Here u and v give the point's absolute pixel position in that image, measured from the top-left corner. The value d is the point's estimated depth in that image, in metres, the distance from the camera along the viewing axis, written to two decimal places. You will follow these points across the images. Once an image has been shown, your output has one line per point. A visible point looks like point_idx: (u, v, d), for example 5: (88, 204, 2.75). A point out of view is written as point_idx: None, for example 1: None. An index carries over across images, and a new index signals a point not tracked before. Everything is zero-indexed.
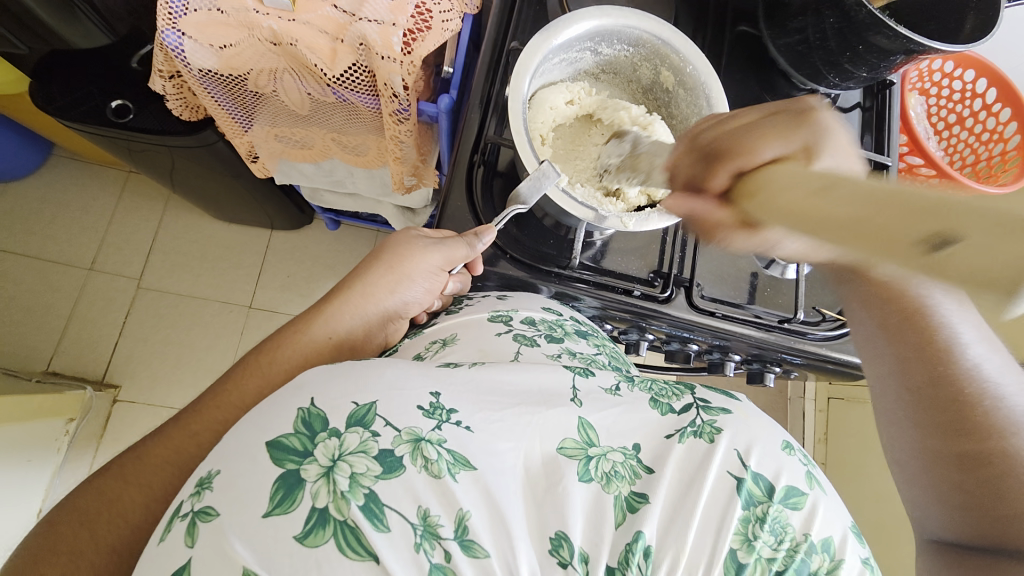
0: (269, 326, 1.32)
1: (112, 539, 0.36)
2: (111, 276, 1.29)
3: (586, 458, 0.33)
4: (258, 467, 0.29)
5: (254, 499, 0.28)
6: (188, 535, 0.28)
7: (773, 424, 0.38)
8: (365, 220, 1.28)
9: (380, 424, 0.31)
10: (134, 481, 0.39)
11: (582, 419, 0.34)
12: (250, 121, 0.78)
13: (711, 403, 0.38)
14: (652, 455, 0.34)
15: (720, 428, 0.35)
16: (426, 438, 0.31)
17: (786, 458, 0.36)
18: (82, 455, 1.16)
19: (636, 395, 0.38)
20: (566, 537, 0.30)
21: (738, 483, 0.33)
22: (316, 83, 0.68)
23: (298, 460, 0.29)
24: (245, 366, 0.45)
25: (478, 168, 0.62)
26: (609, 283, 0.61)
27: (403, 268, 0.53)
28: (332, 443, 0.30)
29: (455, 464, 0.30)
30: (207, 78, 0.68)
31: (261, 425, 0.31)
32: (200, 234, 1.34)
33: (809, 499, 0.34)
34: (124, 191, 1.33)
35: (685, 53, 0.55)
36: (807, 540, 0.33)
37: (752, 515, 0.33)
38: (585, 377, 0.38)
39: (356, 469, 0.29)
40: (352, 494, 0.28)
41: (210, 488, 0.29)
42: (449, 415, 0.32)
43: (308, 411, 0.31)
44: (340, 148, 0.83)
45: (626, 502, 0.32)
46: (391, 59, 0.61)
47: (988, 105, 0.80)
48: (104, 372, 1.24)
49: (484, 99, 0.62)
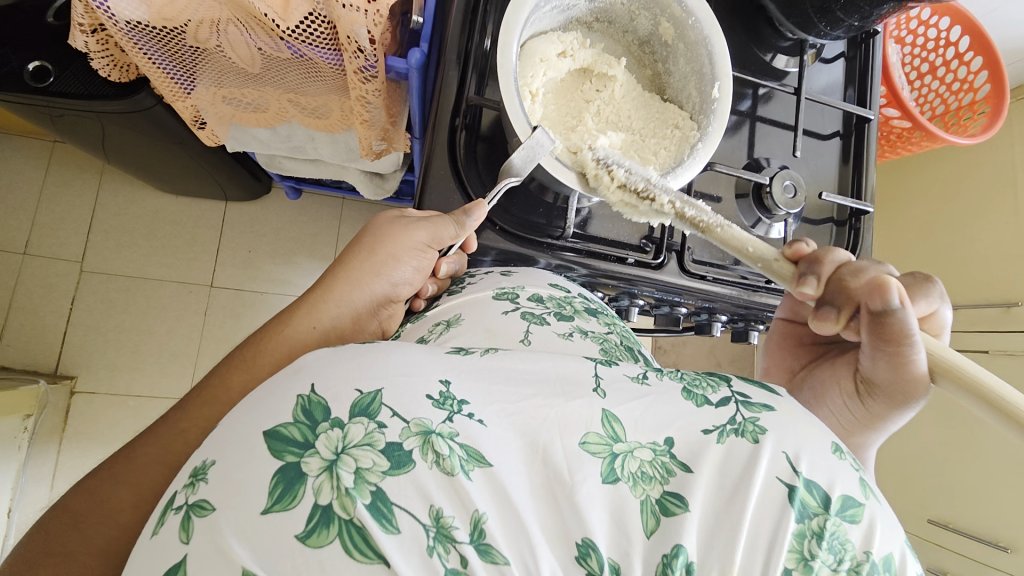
0: (234, 306, 1.25)
1: (102, 542, 0.33)
2: (49, 259, 1.18)
3: (612, 457, 0.31)
4: (257, 460, 0.26)
5: (249, 491, 0.26)
6: (182, 531, 0.26)
7: (819, 425, 0.35)
8: (329, 188, 1.20)
9: (387, 414, 0.29)
10: (119, 484, 0.35)
11: (605, 412, 0.32)
12: (192, 82, 0.69)
13: (751, 398, 0.36)
14: (687, 452, 0.32)
15: (764, 427, 0.33)
16: (436, 431, 0.29)
17: (837, 463, 0.33)
18: (47, 451, 1.10)
19: (666, 384, 0.36)
20: (593, 544, 0.29)
21: (789, 492, 0.31)
22: (268, 36, 0.61)
23: (299, 452, 0.27)
24: (231, 362, 0.42)
25: (461, 132, 0.57)
26: (601, 252, 0.60)
27: (386, 251, 0.51)
28: (335, 434, 0.28)
29: (468, 460, 0.29)
30: (137, 32, 0.59)
31: (261, 412, 0.28)
32: (146, 208, 1.23)
33: (866, 512, 0.31)
34: (51, 164, 1.19)
35: (688, 3, 0.52)
36: (869, 559, 0.30)
37: (807, 530, 0.30)
38: (609, 366, 0.37)
39: (362, 463, 0.27)
40: (358, 492, 0.26)
41: (205, 480, 0.27)
42: (460, 406, 0.30)
43: (309, 399, 0.29)
44: (298, 110, 0.76)
45: (658, 506, 0.30)
46: (354, 7, 0.54)
47: (960, 54, 0.80)
48: (56, 364, 1.15)
49: (461, 55, 0.57)
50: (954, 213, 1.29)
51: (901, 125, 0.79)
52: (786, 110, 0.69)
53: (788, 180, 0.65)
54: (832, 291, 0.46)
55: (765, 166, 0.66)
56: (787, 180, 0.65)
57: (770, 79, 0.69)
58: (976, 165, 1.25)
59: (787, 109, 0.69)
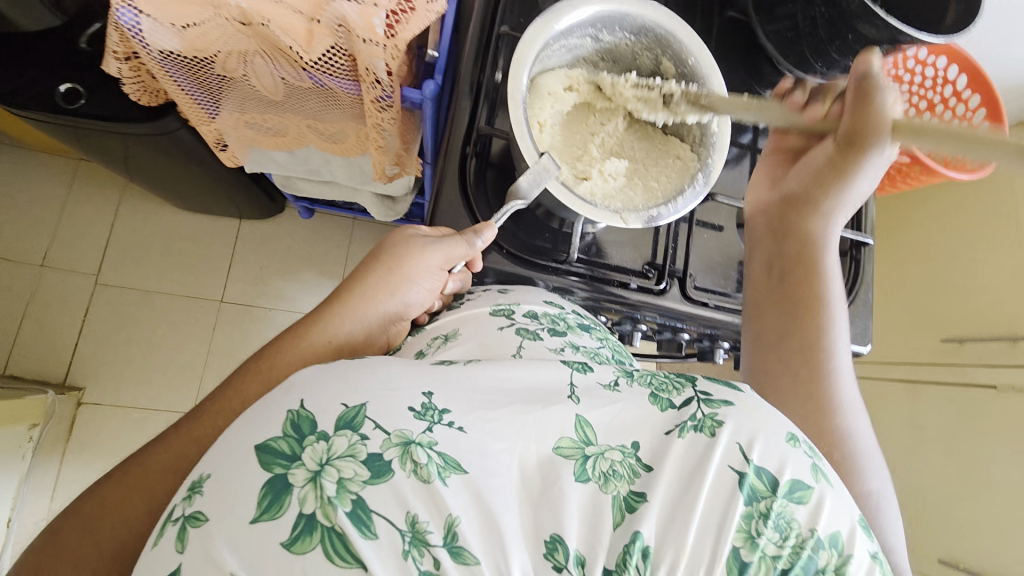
0: (242, 322, 1.27)
1: (114, 540, 0.34)
2: (66, 272, 1.21)
3: (583, 458, 0.32)
4: (249, 472, 0.27)
5: (240, 502, 0.27)
6: (178, 542, 0.27)
7: (777, 414, 0.35)
8: (340, 208, 1.23)
9: (370, 426, 0.29)
10: (122, 489, 0.36)
11: (578, 417, 0.33)
12: (216, 107, 0.73)
13: (712, 395, 0.35)
14: (651, 452, 0.33)
15: (721, 420, 0.33)
16: (416, 441, 0.29)
17: (790, 448, 0.33)
18: (49, 461, 1.10)
19: (635, 390, 0.36)
20: (560, 539, 0.29)
21: (739, 478, 0.31)
22: (291, 67, 0.64)
23: (286, 464, 0.28)
24: (246, 373, 0.43)
25: (471, 160, 0.60)
26: (605, 276, 0.61)
27: (403, 270, 0.52)
28: (320, 447, 0.28)
29: (445, 467, 0.29)
30: (169, 61, 0.63)
31: (254, 427, 0.29)
32: (162, 225, 1.26)
33: (816, 494, 0.31)
34: (75, 181, 1.24)
35: (688, 44, 0.55)
36: (815, 535, 0.31)
37: (756, 512, 0.31)
38: (585, 373, 0.38)
39: (344, 474, 0.28)
40: (339, 501, 0.27)
41: (201, 492, 0.28)
42: (441, 415, 0.31)
43: (298, 413, 0.29)
44: (315, 135, 0.79)
45: (624, 503, 0.31)
46: (373, 42, 0.57)
47: (958, 92, 0.82)
48: (65, 375, 1.17)
49: (474, 85, 0.60)
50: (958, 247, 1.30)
51: (900, 160, 0.80)
52: None
53: None
54: (817, 94, 0.57)
55: None
56: None
57: None
58: (979, 200, 1.26)
59: None
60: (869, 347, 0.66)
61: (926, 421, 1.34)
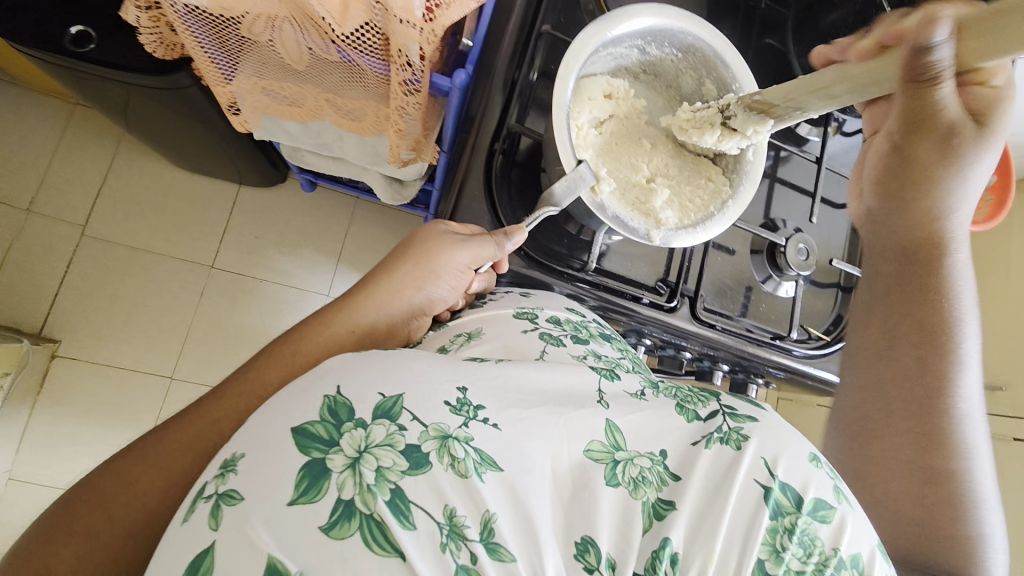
0: (232, 290, 1.24)
1: (128, 524, 0.33)
2: (52, 219, 1.16)
3: (614, 463, 0.31)
4: (282, 453, 0.27)
5: (281, 483, 0.26)
6: (212, 519, 0.26)
7: (800, 436, 0.35)
8: (346, 185, 1.21)
9: (407, 417, 0.29)
10: (135, 463, 0.35)
11: (609, 421, 0.33)
12: (234, 69, 0.70)
13: (737, 410, 0.35)
14: (677, 461, 0.33)
15: (746, 435, 0.33)
16: (453, 435, 0.29)
17: (813, 470, 0.33)
18: (18, 411, 1.06)
19: (662, 401, 0.36)
20: (592, 542, 0.29)
21: (764, 492, 0.31)
22: (320, 38, 0.62)
23: (324, 449, 0.27)
24: (270, 355, 0.42)
25: (498, 156, 0.59)
26: (617, 288, 0.61)
27: (430, 266, 0.50)
28: (359, 434, 0.28)
29: (482, 463, 0.29)
30: (192, 16, 0.61)
31: (287, 411, 0.29)
32: (159, 181, 1.22)
33: (837, 515, 0.31)
34: (70, 126, 1.19)
35: (734, 69, 0.55)
36: (837, 555, 0.30)
37: (779, 527, 0.31)
38: (611, 380, 0.38)
39: (382, 462, 0.27)
40: (379, 489, 0.26)
41: (235, 471, 0.27)
42: (476, 412, 0.31)
43: (334, 399, 0.29)
44: (333, 110, 0.77)
45: (653, 510, 0.31)
46: (410, 23, 0.56)
47: None
48: (42, 325, 1.13)
49: (508, 83, 0.59)
50: None
51: None
52: (804, 175, 0.72)
53: (801, 244, 0.67)
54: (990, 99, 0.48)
55: (781, 227, 0.68)
56: (801, 244, 0.67)
57: (791, 144, 0.72)
58: None
59: (806, 174, 0.72)
60: None
61: None
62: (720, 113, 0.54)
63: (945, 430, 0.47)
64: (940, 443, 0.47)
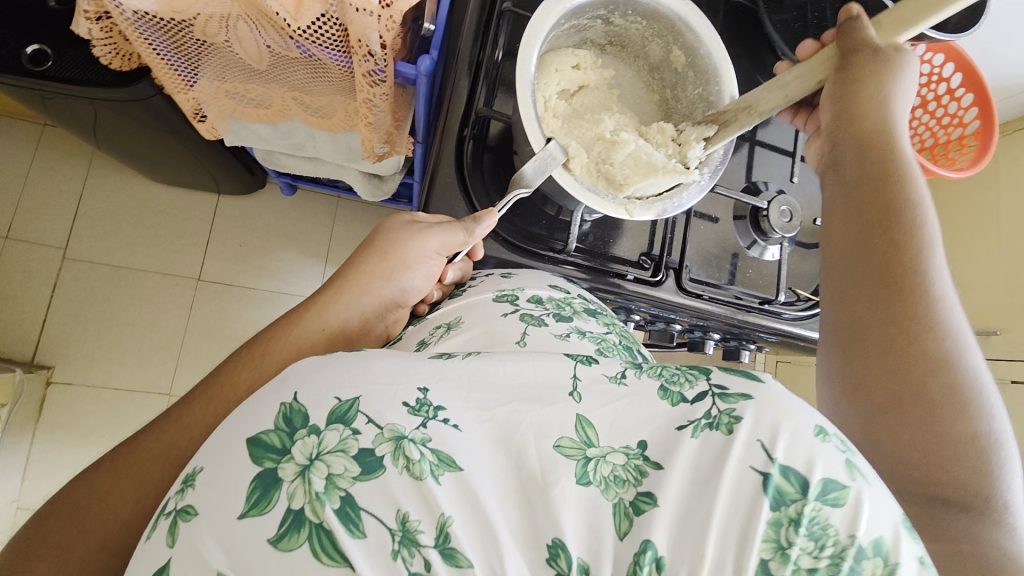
0: (220, 301, 1.23)
1: (101, 536, 0.33)
2: (31, 244, 1.15)
3: (585, 460, 0.31)
4: (237, 462, 0.28)
5: (232, 495, 0.27)
6: (168, 536, 0.27)
7: (805, 406, 0.32)
8: (325, 185, 1.19)
9: (362, 421, 0.29)
10: (114, 476, 0.35)
11: (580, 416, 0.33)
12: (196, 74, 0.68)
13: (728, 388, 0.33)
14: (660, 453, 0.32)
15: (739, 417, 0.31)
16: (409, 437, 0.29)
17: (819, 445, 0.30)
18: (19, 440, 1.06)
19: (644, 383, 0.35)
20: (562, 545, 0.29)
21: (762, 480, 0.29)
22: (278, 35, 0.60)
23: (276, 458, 0.28)
24: (236, 360, 0.41)
25: (469, 142, 0.58)
26: (603, 267, 0.61)
27: (398, 257, 0.50)
28: (311, 440, 0.28)
29: (439, 465, 0.29)
30: (143, 22, 0.58)
31: (247, 418, 0.30)
32: (136, 197, 1.20)
33: (852, 494, 0.29)
34: (39, 147, 1.16)
35: (701, 34, 0.53)
36: (855, 544, 0.28)
37: (784, 517, 0.28)
38: (589, 365, 0.36)
39: (334, 470, 0.28)
40: (328, 496, 0.27)
41: (193, 486, 0.28)
42: (436, 412, 0.31)
43: (290, 406, 0.29)
44: (301, 108, 0.76)
45: (630, 508, 0.30)
46: (367, 11, 0.54)
47: (952, 90, 0.82)
48: (33, 352, 1.12)
49: (473, 64, 0.58)
50: None
51: None
52: (783, 136, 0.71)
53: (783, 206, 0.66)
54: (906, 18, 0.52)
55: (763, 190, 0.67)
56: (783, 206, 0.66)
57: None
58: None
59: (784, 134, 0.71)
60: None
61: None
62: (676, 143, 0.56)
63: (932, 315, 0.39)
64: (920, 327, 0.39)
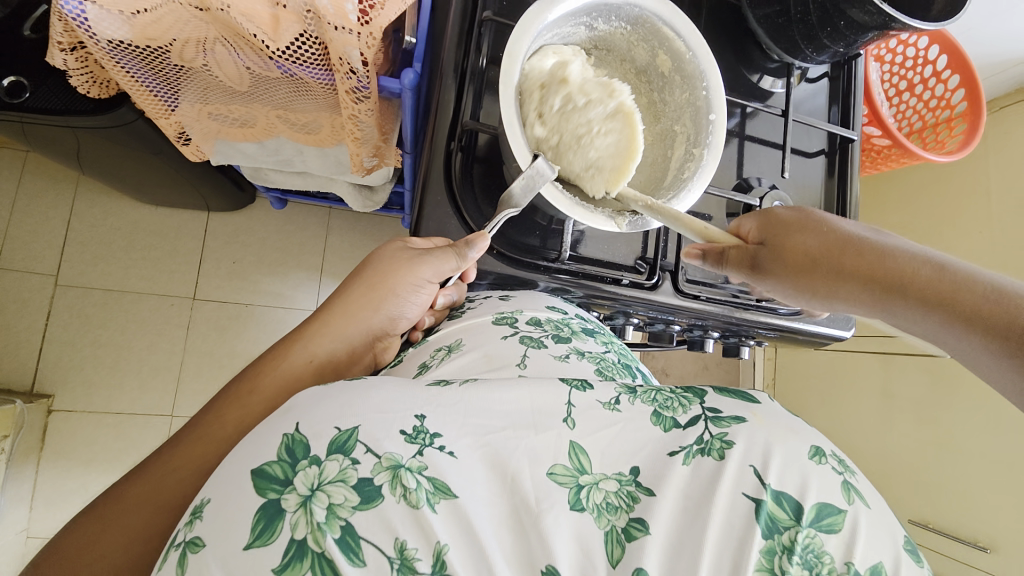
0: (217, 320, 1.22)
1: None
2: (22, 273, 1.14)
3: (577, 487, 0.32)
4: (243, 494, 0.28)
5: (235, 528, 0.27)
6: (179, 565, 0.27)
7: (799, 428, 0.34)
8: (316, 198, 1.18)
9: (361, 451, 0.29)
10: (109, 522, 0.35)
11: (572, 443, 0.33)
12: (176, 98, 0.67)
13: (721, 412, 0.35)
14: (651, 475, 0.33)
15: (731, 441, 0.33)
16: (406, 465, 0.30)
17: (814, 467, 0.32)
18: (24, 470, 1.06)
19: (637, 409, 0.36)
20: (555, 571, 0.29)
21: (756, 505, 0.30)
22: (257, 55, 0.59)
23: (279, 489, 0.28)
24: (229, 396, 0.41)
25: (457, 155, 0.57)
26: (596, 273, 0.60)
27: (387, 285, 0.50)
28: (312, 471, 0.28)
29: (434, 493, 0.30)
30: (120, 51, 0.57)
31: (251, 450, 0.30)
32: (125, 220, 1.19)
33: (848, 518, 0.30)
34: (23, 175, 1.15)
35: (686, 36, 0.53)
36: (852, 571, 0.29)
37: (778, 545, 0.29)
38: (583, 391, 0.36)
39: (334, 499, 0.28)
40: (328, 526, 0.27)
41: (202, 517, 0.28)
42: (432, 438, 0.31)
43: (293, 437, 0.29)
44: (287, 126, 0.75)
45: (623, 534, 0.31)
46: (346, 29, 0.53)
47: (938, 72, 0.81)
48: (32, 382, 1.12)
49: (459, 70, 0.57)
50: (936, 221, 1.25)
51: (881, 143, 0.81)
52: (773, 131, 0.71)
53: (777, 201, 0.67)
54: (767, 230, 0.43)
55: (755, 186, 0.67)
56: (776, 201, 0.67)
57: (756, 99, 0.70)
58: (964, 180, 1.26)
59: (773, 127, 0.71)
60: (851, 331, 0.68)
61: (900, 392, 1.31)
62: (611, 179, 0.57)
63: None
64: None
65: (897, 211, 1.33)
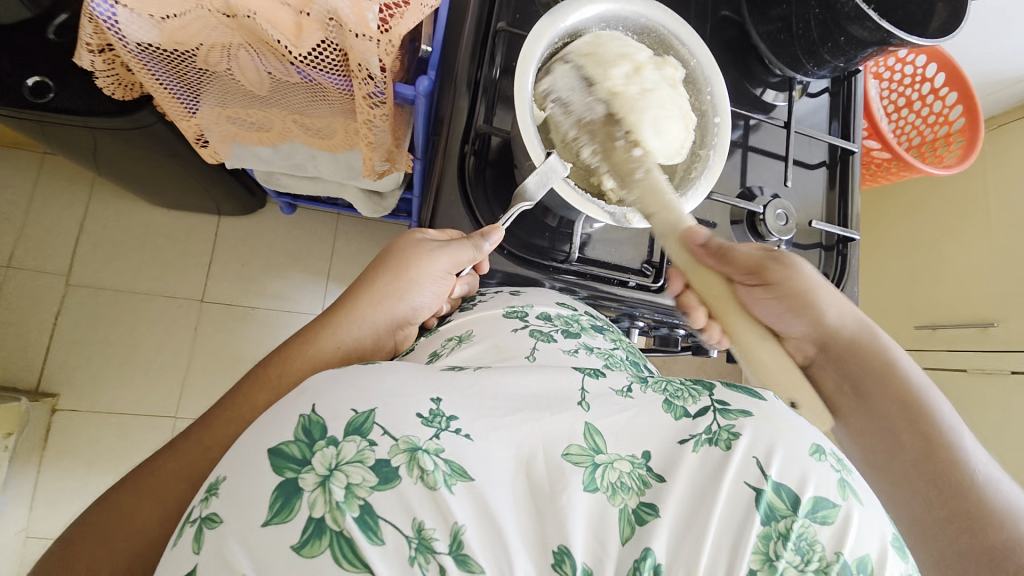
0: (224, 322, 1.23)
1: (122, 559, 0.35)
2: (33, 272, 1.15)
3: (593, 467, 0.32)
4: (259, 473, 0.28)
5: (253, 505, 0.27)
6: (195, 543, 0.28)
7: (802, 425, 0.35)
8: (325, 203, 1.20)
9: (378, 432, 0.30)
10: (129, 502, 0.36)
11: (588, 425, 0.34)
12: (197, 101, 0.69)
13: (729, 406, 0.36)
14: (663, 463, 0.33)
15: (738, 433, 0.34)
16: (423, 447, 0.30)
17: (814, 463, 0.32)
18: (27, 469, 1.06)
19: (649, 397, 0.37)
20: (568, 551, 0.30)
21: (756, 495, 0.31)
22: (279, 61, 0.62)
23: (297, 468, 0.28)
24: (254, 380, 0.42)
25: (470, 158, 0.59)
26: (604, 276, 0.62)
27: (410, 275, 0.51)
28: (329, 451, 0.29)
29: (452, 475, 0.30)
30: (146, 54, 0.60)
31: (268, 431, 0.30)
32: (137, 222, 1.21)
33: (841, 512, 0.31)
34: (39, 177, 1.17)
35: (691, 46, 0.56)
36: (840, 560, 0.30)
37: (773, 532, 0.30)
38: (597, 378, 0.38)
39: (352, 478, 0.28)
40: (348, 504, 0.28)
41: (218, 495, 0.29)
42: (448, 422, 0.32)
43: (309, 418, 0.30)
44: (302, 130, 0.77)
45: (633, 516, 0.31)
46: (367, 37, 0.56)
47: (936, 89, 0.84)
48: (38, 381, 1.12)
49: (473, 82, 0.59)
50: (936, 236, 1.26)
51: (881, 156, 0.83)
52: (775, 143, 0.73)
53: (779, 209, 0.68)
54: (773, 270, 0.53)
55: (758, 195, 0.69)
56: (779, 209, 0.68)
57: (759, 111, 0.72)
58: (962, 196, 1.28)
59: (776, 140, 0.73)
60: None
61: None
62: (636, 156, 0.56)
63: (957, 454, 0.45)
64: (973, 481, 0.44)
65: (897, 226, 1.34)
